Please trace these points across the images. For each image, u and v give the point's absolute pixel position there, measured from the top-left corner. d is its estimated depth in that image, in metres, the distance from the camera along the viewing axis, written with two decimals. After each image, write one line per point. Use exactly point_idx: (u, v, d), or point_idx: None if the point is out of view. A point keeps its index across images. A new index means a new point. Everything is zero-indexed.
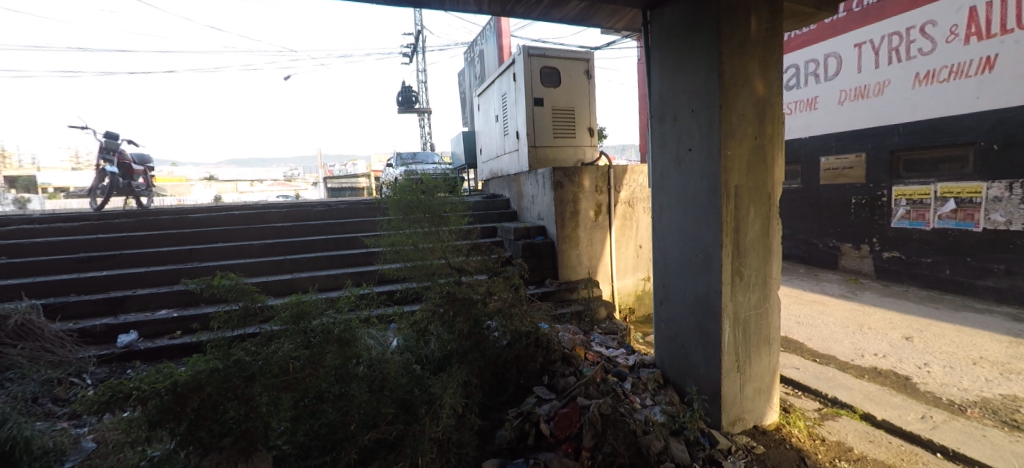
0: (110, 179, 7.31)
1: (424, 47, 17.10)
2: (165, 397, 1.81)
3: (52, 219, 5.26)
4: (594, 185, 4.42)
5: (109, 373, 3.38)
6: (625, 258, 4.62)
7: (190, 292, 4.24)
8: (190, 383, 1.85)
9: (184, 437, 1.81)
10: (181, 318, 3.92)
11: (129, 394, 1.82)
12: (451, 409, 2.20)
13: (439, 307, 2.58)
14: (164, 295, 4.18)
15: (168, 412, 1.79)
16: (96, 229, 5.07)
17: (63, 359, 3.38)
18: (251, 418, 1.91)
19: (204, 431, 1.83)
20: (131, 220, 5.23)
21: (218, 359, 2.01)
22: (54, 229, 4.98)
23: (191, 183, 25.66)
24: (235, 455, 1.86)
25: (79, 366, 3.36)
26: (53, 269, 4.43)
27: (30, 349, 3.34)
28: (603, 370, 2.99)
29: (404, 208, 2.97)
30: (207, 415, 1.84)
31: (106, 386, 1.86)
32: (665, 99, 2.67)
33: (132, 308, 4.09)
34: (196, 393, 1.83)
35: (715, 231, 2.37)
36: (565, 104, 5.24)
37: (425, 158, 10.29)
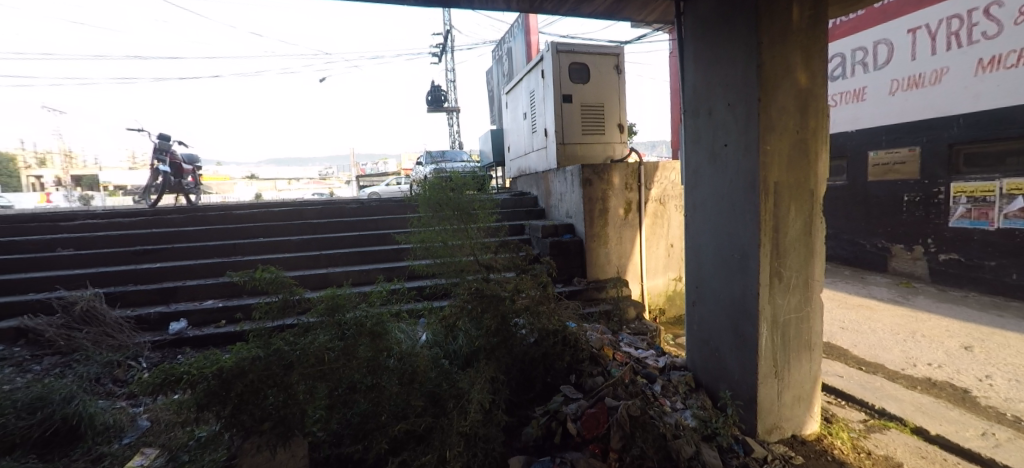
0: (162, 177, 7.73)
1: (453, 47, 17.23)
2: (212, 381, 1.90)
3: (111, 214, 5.58)
4: (624, 182, 4.32)
5: (163, 358, 3.54)
6: (656, 257, 4.50)
7: (235, 284, 4.38)
8: (234, 369, 1.92)
9: (229, 420, 1.88)
10: (226, 308, 4.05)
11: (178, 378, 1.93)
12: (479, 405, 2.17)
13: (467, 304, 2.56)
14: (210, 287, 4.33)
15: (214, 395, 1.88)
16: (149, 224, 5.33)
17: (122, 344, 3.59)
18: (289, 405, 1.94)
19: (247, 415, 1.89)
20: (181, 215, 5.49)
21: (260, 347, 2.06)
22: (113, 224, 5.27)
23: (233, 182, 26.76)
24: (274, 439, 1.93)
25: (135, 350, 3.54)
26: (113, 260, 4.70)
27: (94, 334, 3.63)
28: (633, 371, 2.92)
29: (434, 205, 2.99)
30: (249, 400, 1.90)
31: (159, 371, 1.96)
32: (701, 93, 2.57)
33: (182, 298, 4.28)
34: (240, 379, 1.90)
35: (753, 230, 2.26)
36: (594, 100, 5.15)
37: (454, 156, 10.38)
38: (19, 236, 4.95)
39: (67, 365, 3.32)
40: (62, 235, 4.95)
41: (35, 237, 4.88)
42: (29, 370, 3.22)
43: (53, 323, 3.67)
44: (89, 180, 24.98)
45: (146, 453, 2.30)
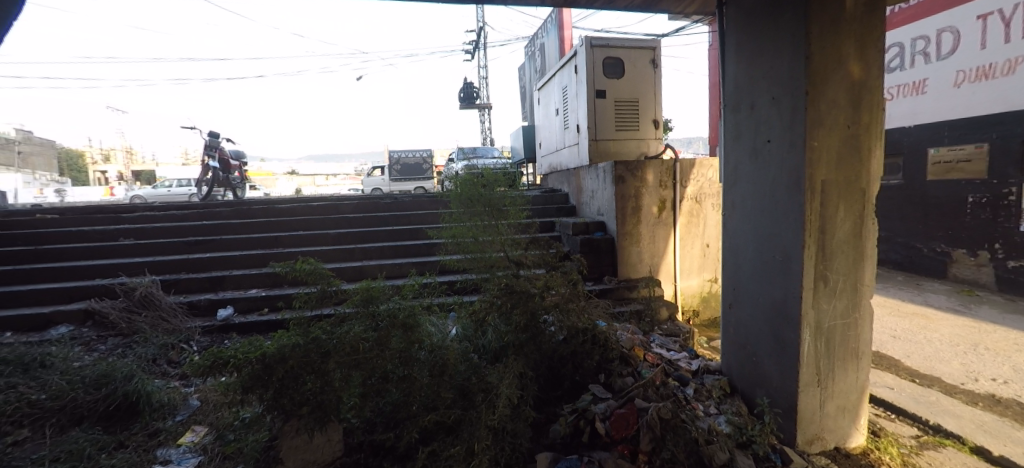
0: (212, 173, 8.12)
1: (485, 44, 17.26)
2: (256, 365, 1.97)
3: (167, 207, 5.89)
4: (659, 179, 4.21)
5: (212, 342, 3.71)
6: (691, 257, 4.37)
7: (277, 274, 4.52)
8: (277, 355, 1.99)
9: (271, 403, 1.99)
10: (268, 296, 4.20)
11: (227, 361, 2.00)
12: (508, 399, 2.16)
13: (497, 299, 2.56)
14: (254, 277, 4.49)
15: (258, 379, 1.97)
16: (200, 216, 5.59)
17: (176, 328, 3.78)
18: (325, 391, 2.01)
19: (287, 399, 1.99)
20: (228, 209, 5.73)
21: (299, 335, 2.12)
22: (167, 216, 5.56)
23: (275, 177, 27.77)
24: (312, 422, 2.00)
25: (187, 334, 3.72)
26: (167, 250, 4.95)
27: (151, 318, 3.84)
28: (664, 373, 2.86)
29: (466, 201, 2.99)
30: (290, 385, 1.98)
31: (209, 354, 2.03)
32: (743, 86, 2.46)
33: (229, 287, 4.46)
34: (281, 365, 1.98)
35: (796, 230, 2.14)
36: (629, 96, 5.03)
37: (486, 153, 10.43)
38: (84, 227, 5.28)
39: (128, 345, 3.54)
40: (124, 226, 5.26)
41: (99, 228, 5.20)
42: (94, 349, 3.47)
43: (116, 306, 3.91)
44: (146, 175, 26.36)
45: (197, 429, 2.59)
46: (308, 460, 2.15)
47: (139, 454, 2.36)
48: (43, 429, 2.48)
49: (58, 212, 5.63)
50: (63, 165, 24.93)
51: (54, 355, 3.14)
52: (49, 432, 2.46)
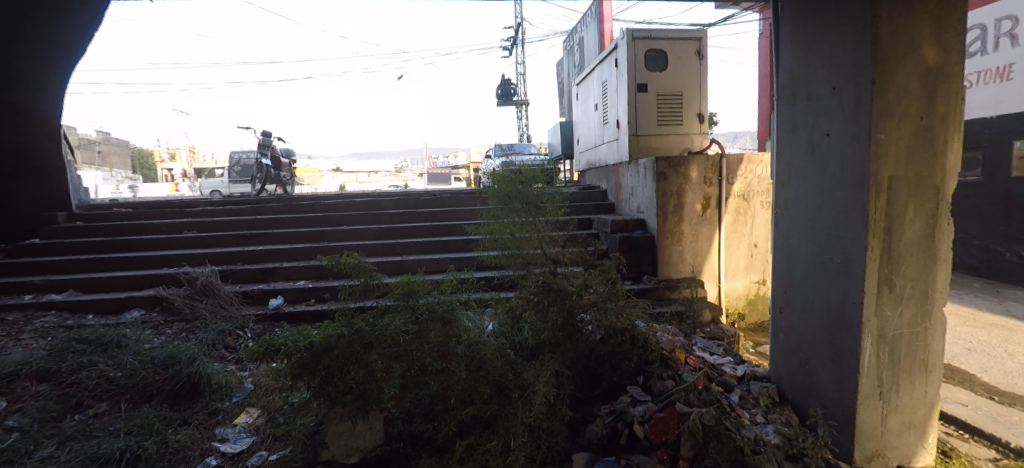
0: (265, 170, 8.51)
1: (524, 39, 17.20)
2: (304, 354, 2.04)
3: (224, 201, 6.21)
4: (703, 176, 4.05)
5: (264, 329, 3.87)
6: (737, 257, 4.18)
7: (323, 266, 4.66)
8: (323, 344, 2.04)
9: (317, 390, 2.03)
10: (316, 288, 4.35)
11: (279, 348, 2.09)
12: (544, 397, 2.12)
13: (534, 296, 2.52)
14: (302, 269, 4.65)
15: (305, 366, 2.02)
16: (253, 211, 5.85)
17: (232, 315, 3.98)
18: (367, 380, 2.04)
19: (332, 386, 2.02)
20: (279, 203, 5.96)
21: (344, 326, 2.16)
22: (224, 210, 5.84)
23: (322, 174, 28.87)
24: (355, 410, 2.05)
25: (242, 321, 3.89)
26: (224, 242, 5.21)
27: (211, 304, 4.06)
28: (707, 377, 2.75)
29: (503, 197, 2.95)
30: (334, 374, 2.02)
31: (263, 341, 2.13)
32: (800, 76, 2.30)
33: (280, 278, 4.63)
34: (327, 354, 2.02)
35: (858, 230, 1.98)
36: (672, 89, 4.85)
37: (523, 149, 10.41)
38: (155, 220, 5.63)
39: (190, 330, 3.77)
40: (187, 219, 5.59)
41: (167, 221, 5.54)
42: (162, 332, 3.73)
43: (180, 294, 4.15)
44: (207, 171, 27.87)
45: (251, 411, 2.76)
46: (353, 446, 2.20)
47: (200, 431, 2.55)
48: (120, 403, 2.75)
49: (133, 206, 6.04)
50: (137, 163, 27.34)
51: (128, 337, 3.42)
52: (124, 406, 2.72)
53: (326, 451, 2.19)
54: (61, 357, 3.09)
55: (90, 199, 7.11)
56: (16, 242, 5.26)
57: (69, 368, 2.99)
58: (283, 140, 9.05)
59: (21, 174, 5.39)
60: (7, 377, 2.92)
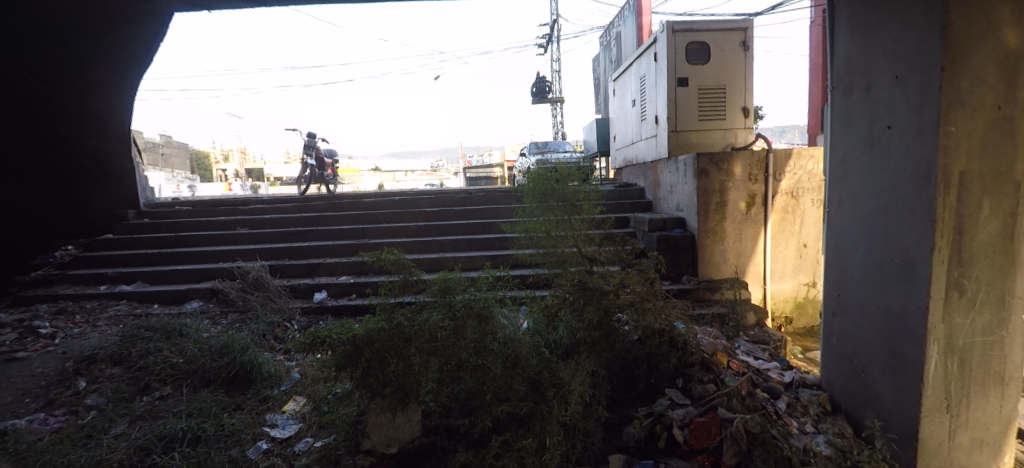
0: (309, 169, 8.84)
1: (559, 36, 17.07)
2: (348, 346, 2.08)
3: (272, 200, 6.46)
4: (748, 173, 3.88)
5: (310, 322, 4.01)
6: (784, 257, 3.98)
7: (364, 263, 4.77)
8: (364, 337, 2.07)
9: (360, 380, 2.05)
10: (357, 283, 4.46)
11: (324, 340, 2.15)
12: (580, 397, 2.08)
13: (569, 295, 2.49)
14: (345, 265, 4.78)
15: (349, 359, 2.06)
16: (299, 209, 6.07)
17: (281, 307, 4.15)
18: (406, 374, 2.06)
19: (374, 378, 2.04)
20: (323, 202, 6.17)
21: (384, 320, 2.19)
22: (271, 208, 6.08)
23: (361, 173, 29.66)
24: (395, 403, 2.07)
25: (289, 314, 4.05)
26: (272, 239, 5.43)
27: (261, 297, 4.23)
28: (750, 382, 2.64)
29: (539, 195, 2.88)
30: (375, 366, 2.05)
31: (310, 333, 2.20)
32: (856, 66, 2.16)
33: (324, 274, 4.78)
34: (368, 347, 2.05)
35: (924, 229, 1.84)
36: (714, 82, 4.67)
37: (558, 147, 10.33)
38: (210, 217, 5.93)
39: (243, 321, 3.95)
40: (239, 217, 5.86)
41: (221, 218, 5.84)
42: (218, 323, 3.93)
43: (234, 286, 4.35)
44: (256, 172, 29.33)
45: (298, 399, 2.87)
46: (392, 437, 2.20)
47: (252, 416, 2.66)
48: (182, 387, 2.92)
49: (191, 204, 6.40)
50: (194, 164, 29.15)
51: (189, 325, 3.60)
52: (185, 390, 2.89)
53: (367, 440, 2.21)
54: (131, 343, 3.34)
55: (155, 197, 7.60)
56: (92, 237, 5.69)
57: (138, 354, 3.24)
58: (326, 140, 9.36)
59: (101, 176, 5.83)
60: (87, 360, 3.21)
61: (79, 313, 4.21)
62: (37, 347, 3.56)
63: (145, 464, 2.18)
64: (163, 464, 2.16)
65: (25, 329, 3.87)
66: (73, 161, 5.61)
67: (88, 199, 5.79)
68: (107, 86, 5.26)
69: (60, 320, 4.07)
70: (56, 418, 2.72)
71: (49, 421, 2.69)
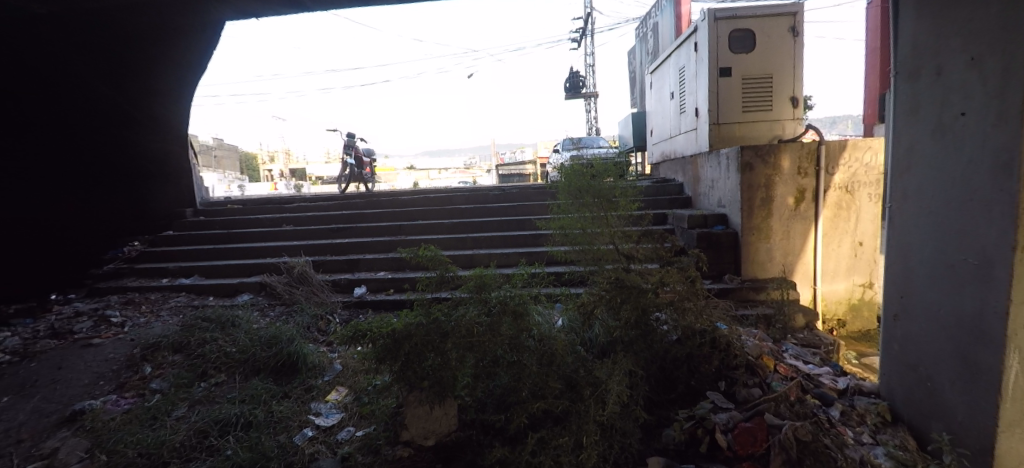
0: (349, 168, 9.07)
1: (593, 30, 16.79)
2: (388, 340, 2.10)
3: (315, 198, 6.66)
4: (797, 166, 3.68)
5: (350, 315, 4.10)
6: (837, 256, 3.75)
7: (401, 258, 4.84)
8: (403, 332, 2.09)
9: (399, 374, 2.09)
10: (395, 278, 4.52)
11: (364, 334, 2.18)
12: (618, 397, 2.02)
13: (606, 292, 2.43)
14: (383, 260, 4.87)
15: (388, 352, 2.09)
16: (339, 206, 6.24)
17: (323, 300, 4.27)
18: (443, 368, 2.06)
19: (412, 372, 2.07)
20: (362, 200, 6.30)
21: (422, 314, 2.20)
22: (314, 206, 6.26)
23: (396, 171, 30.24)
24: (433, 396, 2.09)
25: (331, 307, 4.16)
26: (314, 235, 5.59)
27: (305, 291, 4.37)
28: (800, 388, 2.50)
29: (574, 191, 2.78)
30: (414, 360, 2.07)
31: (352, 326, 2.24)
32: (924, 49, 1.99)
33: (363, 269, 4.88)
34: (407, 341, 2.07)
35: (1003, 226, 1.67)
36: (759, 72, 4.45)
37: (593, 142, 10.17)
38: (258, 215, 6.17)
39: (289, 313, 4.09)
40: (285, 214, 6.07)
41: (269, 215, 6.06)
42: (267, 314, 4.09)
43: (281, 281, 4.50)
44: (298, 172, 30.44)
45: (341, 390, 2.93)
46: (429, 431, 2.21)
47: (299, 404, 2.73)
48: (235, 374, 3.05)
49: (242, 202, 6.70)
50: (241, 165, 30.56)
51: (241, 317, 3.76)
52: (238, 377, 3.02)
53: (406, 432, 2.23)
54: (189, 333, 3.52)
55: (208, 196, 7.98)
56: (154, 234, 6.03)
57: (196, 342, 3.41)
58: (364, 140, 9.56)
59: (160, 176, 6.18)
60: (151, 347, 3.40)
61: (144, 303, 4.49)
62: (108, 334, 3.79)
63: (203, 446, 2.33)
64: (219, 447, 2.29)
65: (98, 317, 4.14)
66: (137, 163, 5.91)
67: (149, 199, 6.12)
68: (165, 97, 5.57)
69: (128, 309, 4.34)
70: (126, 400, 2.90)
71: (121, 402, 2.87)
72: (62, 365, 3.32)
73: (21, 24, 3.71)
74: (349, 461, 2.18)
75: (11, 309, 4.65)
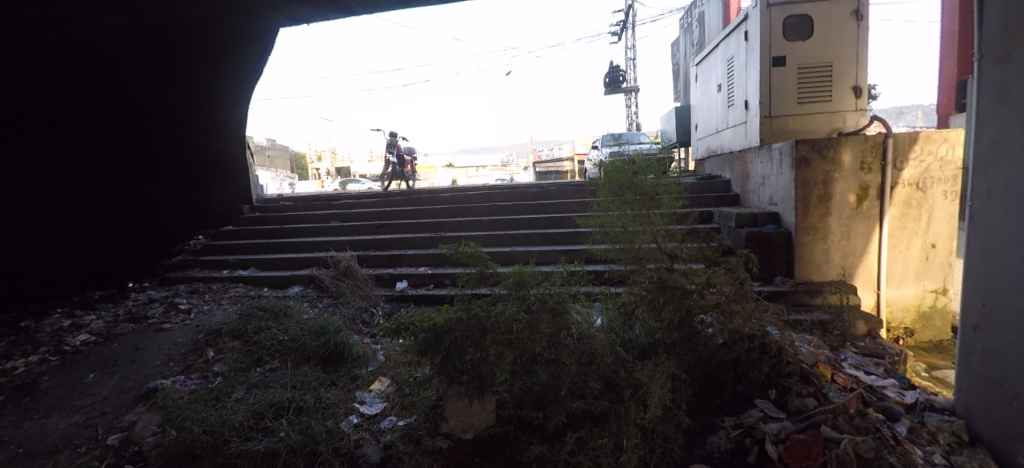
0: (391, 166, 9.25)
1: (635, 22, 16.35)
2: (430, 334, 2.10)
3: (360, 196, 6.83)
4: (859, 161, 3.42)
5: (393, 308, 4.18)
6: (906, 259, 3.45)
7: (441, 254, 4.88)
8: (444, 327, 2.09)
9: (439, 368, 2.09)
10: (435, 274, 4.56)
11: (408, 327, 2.19)
12: (660, 400, 1.93)
13: (647, 292, 2.33)
14: (424, 256, 4.92)
15: (430, 345, 2.09)
16: (383, 204, 6.36)
17: (367, 294, 4.36)
18: (483, 364, 2.04)
19: (451, 366, 2.06)
20: (404, 197, 6.39)
21: (462, 310, 2.19)
22: (360, 203, 6.42)
23: (434, 169, 30.71)
24: (472, 391, 2.06)
25: (374, 300, 4.24)
26: (358, 231, 5.74)
27: (351, 284, 4.48)
28: (860, 400, 2.32)
29: (615, 189, 2.65)
30: (454, 355, 2.06)
31: (395, 319, 2.26)
32: (1015, 29, 1.79)
33: (405, 265, 4.95)
34: (446, 336, 2.07)
35: None
36: (818, 60, 4.16)
37: (633, 138, 9.92)
38: (308, 211, 6.39)
39: (335, 305, 4.21)
40: (332, 211, 6.25)
41: (317, 212, 6.27)
42: (315, 306, 4.23)
43: (328, 274, 4.64)
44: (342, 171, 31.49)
45: (383, 380, 2.98)
46: (467, 423, 2.15)
47: (345, 392, 2.80)
48: (288, 361, 3.15)
49: (293, 199, 6.97)
50: (290, 165, 31.91)
51: (292, 307, 3.90)
52: (290, 364, 3.12)
53: (445, 424, 2.20)
54: (247, 321, 3.68)
55: (260, 192, 8.36)
56: (215, 229, 6.38)
57: (253, 330, 3.56)
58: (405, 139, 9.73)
59: (220, 173, 6.49)
60: (213, 333, 3.59)
61: (208, 292, 4.75)
62: (178, 319, 4.03)
63: (259, 427, 2.40)
64: (273, 428, 2.37)
65: (168, 304, 4.42)
66: (199, 162, 6.23)
67: (211, 196, 6.48)
68: (224, 101, 5.86)
69: (194, 297, 4.60)
70: (193, 381, 3.08)
71: (188, 383, 3.05)
72: (138, 346, 3.55)
73: (104, 37, 4.01)
74: (392, 449, 2.25)
75: (95, 295, 5.05)
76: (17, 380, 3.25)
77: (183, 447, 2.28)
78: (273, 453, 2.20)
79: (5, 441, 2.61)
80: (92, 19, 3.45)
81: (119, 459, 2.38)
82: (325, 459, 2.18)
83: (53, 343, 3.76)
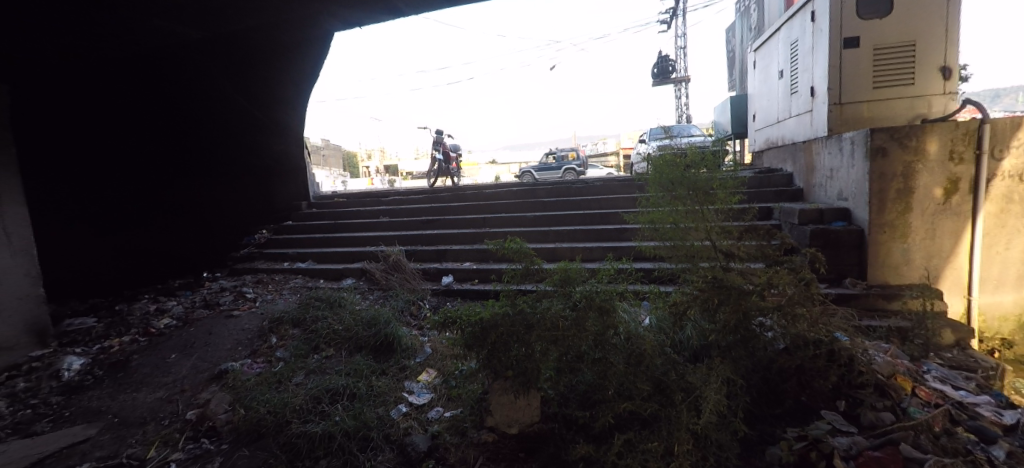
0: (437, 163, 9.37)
1: (685, 9, 15.64)
2: (474, 329, 2.06)
3: (409, 192, 6.93)
4: (947, 149, 3.07)
5: (439, 302, 4.21)
6: (1002, 262, 3.12)
7: (486, 250, 4.87)
8: (489, 322, 2.04)
9: (484, 362, 2.05)
10: (480, 269, 4.55)
11: (454, 320, 2.16)
12: (716, 407, 1.80)
13: (701, 292, 2.16)
14: (469, 251, 4.92)
15: (476, 338, 2.05)
16: (430, 200, 6.45)
17: (414, 287, 4.41)
18: (528, 360, 1.98)
19: (497, 360, 2.02)
20: (450, 194, 6.44)
21: (508, 305, 2.14)
22: (409, 199, 6.51)
23: (478, 166, 31.00)
24: (517, 386, 2.02)
25: (422, 293, 4.30)
26: (406, 227, 5.84)
27: (399, 278, 4.56)
28: (946, 417, 2.08)
29: (665, 184, 2.44)
30: (500, 349, 2.02)
31: (442, 312, 2.24)
32: None
33: (450, 260, 4.98)
34: (492, 330, 2.02)
35: None
36: (896, 39, 3.77)
37: (683, 130, 9.52)
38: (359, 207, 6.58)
39: (385, 298, 4.30)
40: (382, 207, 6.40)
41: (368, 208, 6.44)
42: (367, 297, 4.34)
43: (378, 268, 4.74)
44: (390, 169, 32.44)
45: (430, 372, 2.99)
46: (512, 419, 2.13)
47: (394, 381, 2.83)
48: (342, 350, 3.24)
49: (347, 196, 7.19)
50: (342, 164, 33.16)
51: (346, 297, 4.01)
52: (344, 353, 3.20)
53: (491, 418, 2.17)
54: (305, 310, 3.82)
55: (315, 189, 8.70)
56: (277, 223, 6.70)
57: (311, 319, 3.69)
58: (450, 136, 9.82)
59: (281, 172, 6.85)
60: (275, 321, 3.75)
61: (271, 283, 4.99)
62: (245, 307, 4.26)
63: (317, 411, 2.47)
64: (330, 412, 2.43)
65: (237, 293, 4.69)
66: (264, 162, 6.56)
67: (275, 193, 6.84)
68: (283, 102, 6.11)
69: (259, 287, 4.85)
70: (258, 364, 3.22)
71: (254, 366, 3.19)
72: (212, 331, 3.75)
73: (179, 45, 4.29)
74: (439, 440, 2.22)
75: (176, 283, 5.43)
76: (112, 357, 3.53)
77: (249, 425, 2.40)
78: (329, 436, 2.25)
79: (103, 411, 2.85)
80: (168, 30, 3.66)
81: (196, 433, 2.52)
82: (376, 444, 2.22)
83: (142, 325, 4.05)
